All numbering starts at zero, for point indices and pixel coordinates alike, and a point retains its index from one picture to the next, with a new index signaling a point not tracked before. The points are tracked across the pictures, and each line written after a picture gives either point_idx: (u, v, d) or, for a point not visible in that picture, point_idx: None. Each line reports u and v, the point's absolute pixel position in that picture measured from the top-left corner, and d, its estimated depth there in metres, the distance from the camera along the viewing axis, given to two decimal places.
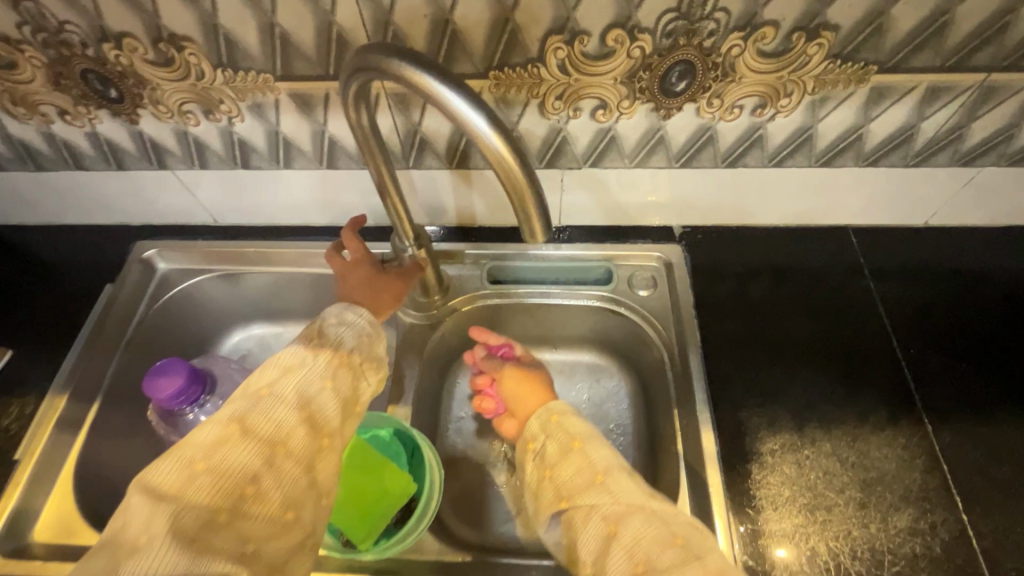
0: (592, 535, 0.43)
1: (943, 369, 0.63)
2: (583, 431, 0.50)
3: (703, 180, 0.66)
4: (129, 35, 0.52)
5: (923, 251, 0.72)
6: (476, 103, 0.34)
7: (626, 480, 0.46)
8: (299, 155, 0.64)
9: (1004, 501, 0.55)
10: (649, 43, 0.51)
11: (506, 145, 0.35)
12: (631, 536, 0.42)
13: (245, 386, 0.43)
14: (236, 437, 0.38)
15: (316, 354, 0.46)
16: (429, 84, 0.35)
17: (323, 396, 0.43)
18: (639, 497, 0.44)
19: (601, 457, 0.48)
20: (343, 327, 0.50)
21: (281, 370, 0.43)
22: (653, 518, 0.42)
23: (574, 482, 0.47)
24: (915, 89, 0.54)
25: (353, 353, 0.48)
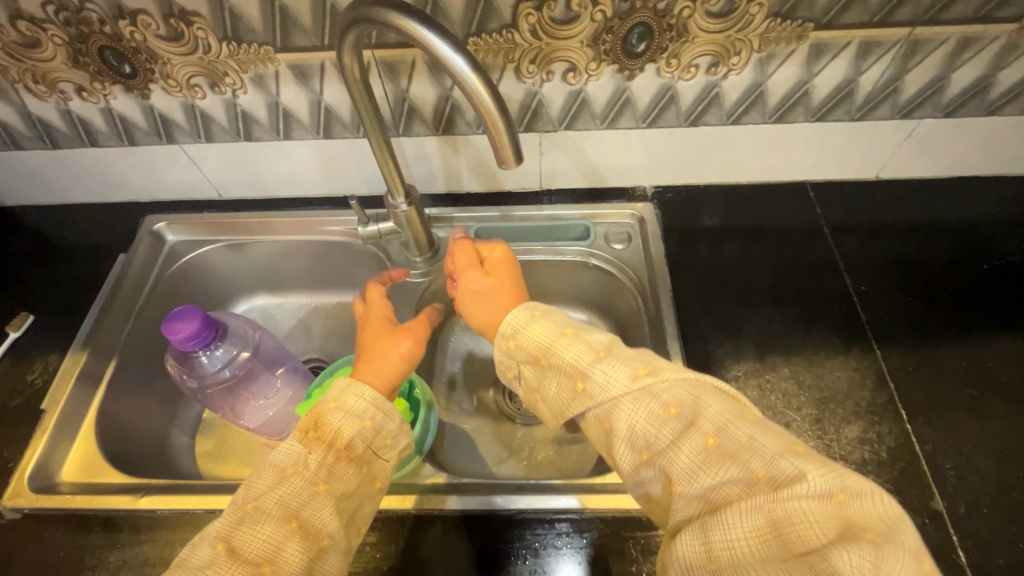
0: (599, 433, 0.47)
1: (892, 303, 0.69)
2: (542, 342, 0.50)
3: (669, 139, 0.72)
4: (142, 11, 0.57)
5: (874, 201, 0.78)
6: (457, 48, 0.40)
7: (606, 370, 0.46)
8: (298, 125, 0.70)
9: (944, 413, 0.61)
10: (609, 7, 0.57)
11: (483, 83, 0.40)
12: (627, 426, 0.43)
13: (242, 487, 0.46)
14: (221, 559, 0.42)
15: (312, 451, 0.47)
16: (415, 30, 0.40)
17: (314, 503, 0.45)
18: (622, 385, 0.45)
19: (570, 363, 0.48)
20: (344, 412, 0.49)
21: (275, 476, 0.46)
22: (642, 397, 0.43)
23: (561, 397, 0.48)
24: (850, 45, 0.60)
25: (355, 443, 0.49)
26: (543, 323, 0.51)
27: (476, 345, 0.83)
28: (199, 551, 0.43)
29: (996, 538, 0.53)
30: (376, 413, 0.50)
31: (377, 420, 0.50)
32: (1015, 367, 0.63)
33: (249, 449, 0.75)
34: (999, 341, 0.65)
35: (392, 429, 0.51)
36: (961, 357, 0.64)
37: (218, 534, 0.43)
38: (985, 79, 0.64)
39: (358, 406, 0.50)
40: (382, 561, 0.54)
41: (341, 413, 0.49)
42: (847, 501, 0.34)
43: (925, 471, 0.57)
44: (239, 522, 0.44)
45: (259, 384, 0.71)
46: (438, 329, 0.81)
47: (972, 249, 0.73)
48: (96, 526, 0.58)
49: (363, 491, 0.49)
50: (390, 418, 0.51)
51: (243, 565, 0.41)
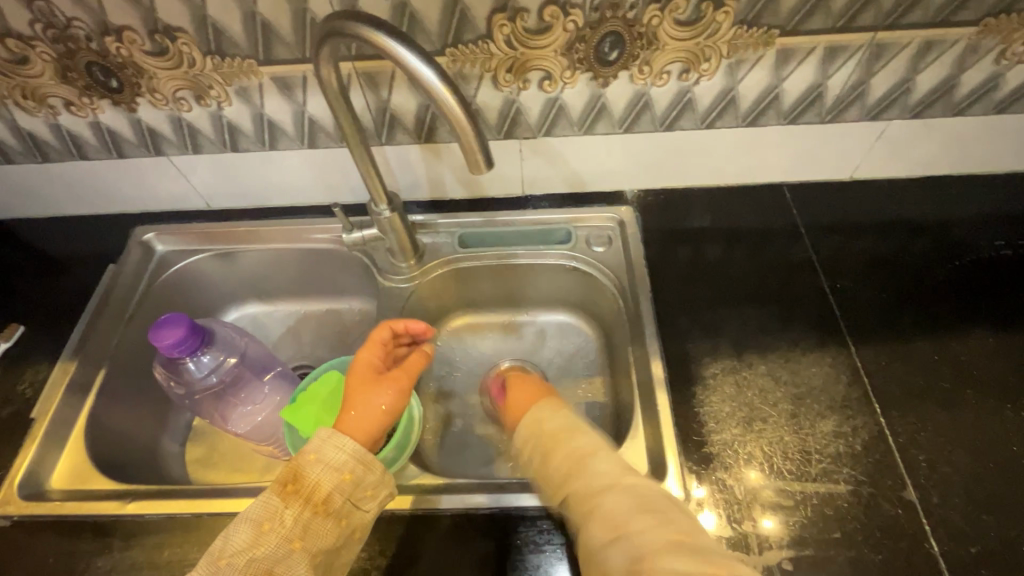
0: (580, 519, 0.47)
1: (866, 300, 0.71)
2: (578, 421, 0.55)
3: (647, 144, 0.74)
4: (127, 28, 0.59)
5: (849, 201, 0.80)
6: (426, 60, 0.42)
7: (609, 462, 0.50)
8: (283, 136, 0.72)
9: (917, 406, 0.62)
10: (581, 17, 0.58)
11: (451, 93, 0.42)
12: (608, 508, 0.45)
13: (218, 539, 0.46)
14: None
15: (289, 507, 0.47)
16: (386, 44, 0.42)
17: (289, 560, 0.45)
18: (623, 472, 0.49)
19: (581, 448, 0.51)
20: (321, 465, 0.48)
21: (251, 532, 0.45)
22: (626, 489, 0.46)
23: (570, 461, 0.50)
24: (816, 50, 0.62)
25: (333, 495, 0.48)
26: (564, 415, 0.56)
27: (463, 349, 0.84)
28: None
29: (967, 527, 0.55)
30: (356, 466, 0.49)
31: (358, 473, 0.49)
32: (987, 360, 0.65)
33: (240, 455, 0.76)
34: (971, 334, 0.67)
35: (372, 480, 0.50)
36: (934, 350, 0.66)
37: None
38: (950, 81, 0.66)
39: (337, 458, 0.49)
40: (367, 562, 0.55)
41: (321, 466, 0.48)
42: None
43: (898, 463, 0.58)
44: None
45: (248, 389, 0.72)
46: None
47: (945, 246, 0.75)
48: (85, 533, 0.59)
49: (341, 546, 0.48)
50: (371, 470, 0.50)
51: None
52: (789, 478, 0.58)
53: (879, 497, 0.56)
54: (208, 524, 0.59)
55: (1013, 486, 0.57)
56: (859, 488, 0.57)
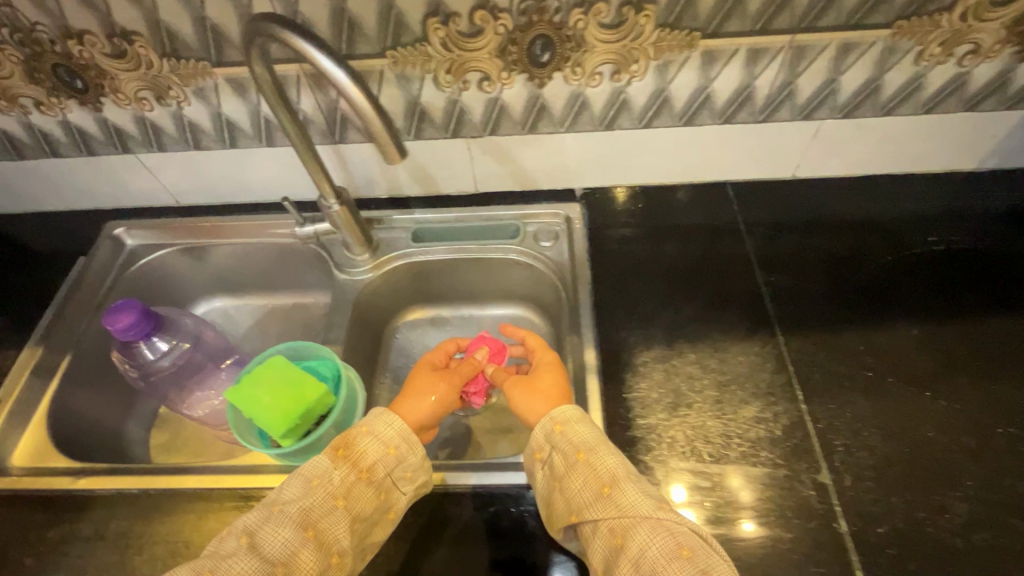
0: (604, 547, 0.48)
1: (797, 292, 0.73)
2: (587, 441, 0.53)
3: (589, 142, 0.77)
4: (87, 32, 0.63)
5: (790, 198, 0.83)
6: (339, 63, 0.45)
7: (631, 491, 0.49)
8: (241, 134, 0.75)
9: (837, 393, 0.64)
10: (510, 21, 0.62)
11: (361, 92, 0.45)
12: (638, 547, 0.46)
13: (275, 491, 0.52)
14: (242, 550, 0.47)
15: (338, 468, 0.52)
16: (303, 48, 0.45)
17: (332, 516, 0.50)
18: (647, 509, 0.48)
19: (607, 469, 0.51)
20: (371, 438, 0.55)
21: (303, 485, 0.51)
22: (660, 528, 0.47)
23: (581, 496, 0.50)
24: (739, 52, 0.65)
25: (377, 467, 0.54)
26: (590, 426, 0.55)
27: (420, 340, 0.88)
28: (226, 544, 0.48)
29: (875, 509, 0.56)
30: (401, 443, 0.55)
31: (401, 451, 0.55)
32: (911, 350, 0.66)
33: (199, 440, 0.80)
34: (896, 325, 0.69)
35: (414, 461, 0.55)
36: (860, 340, 0.68)
37: (245, 528, 0.49)
38: (873, 82, 0.69)
39: (385, 433, 0.55)
40: None
41: (370, 437, 0.54)
42: None
43: (815, 447, 0.60)
44: (265, 520, 0.49)
45: (205, 375, 0.75)
46: (382, 325, 0.86)
47: (879, 242, 0.77)
48: (37, 507, 0.62)
49: (375, 517, 0.53)
50: (413, 451, 0.55)
51: (260, 560, 0.46)
52: (708, 460, 0.60)
53: (795, 480, 0.58)
54: (153, 500, 0.62)
55: (924, 470, 0.58)
56: (776, 471, 0.59)
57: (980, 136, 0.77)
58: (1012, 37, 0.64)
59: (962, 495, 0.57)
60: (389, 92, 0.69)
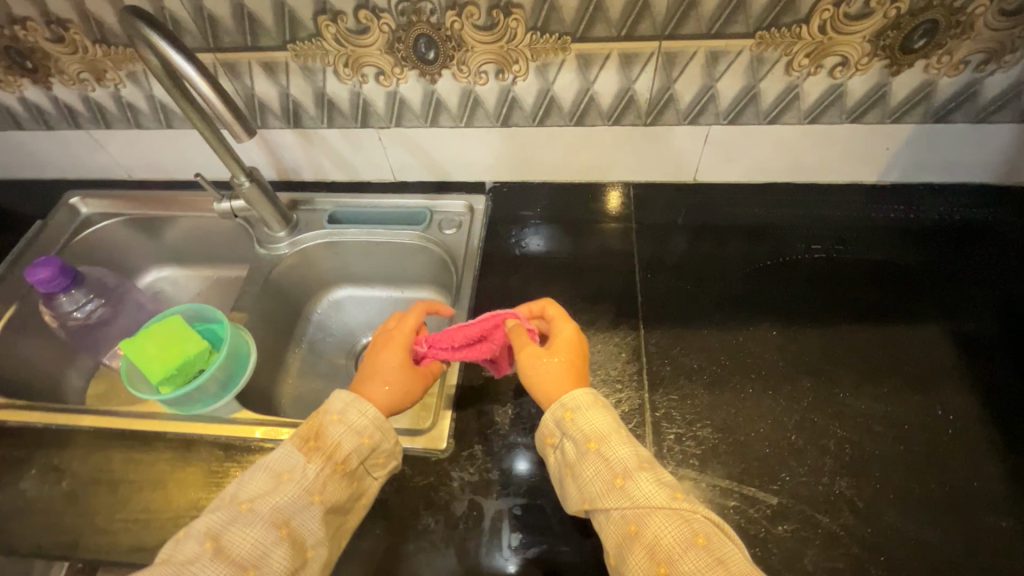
0: (618, 534, 0.48)
1: (671, 289, 0.76)
2: (598, 429, 0.52)
3: (489, 137, 0.82)
4: (29, 19, 0.72)
5: (688, 201, 0.86)
6: (188, 58, 0.55)
7: (645, 481, 0.49)
8: (174, 116, 0.83)
9: (682, 385, 0.67)
10: (391, 20, 0.67)
11: (208, 84, 0.55)
12: (653, 536, 0.46)
13: (237, 489, 0.53)
14: (208, 555, 0.48)
15: (311, 461, 0.54)
16: (158, 42, 0.55)
17: (304, 511, 0.52)
18: (660, 499, 0.47)
19: (618, 459, 0.50)
20: (344, 428, 0.56)
21: (273, 480, 0.53)
22: (675, 517, 0.46)
23: (593, 486, 0.50)
24: (611, 56, 0.69)
25: (351, 458, 0.56)
26: (603, 412, 0.54)
27: (338, 317, 0.94)
28: (185, 548, 0.49)
29: (690, 493, 0.59)
30: (375, 431, 0.57)
31: (375, 439, 0.57)
32: (762, 350, 0.69)
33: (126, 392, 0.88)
34: (757, 326, 0.71)
35: (386, 448, 0.58)
36: (717, 339, 0.71)
37: (206, 531, 0.50)
38: (749, 90, 0.71)
39: (359, 423, 0.57)
40: (175, 475, 0.65)
41: (343, 427, 0.56)
42: None
43: (648, 433, 0.63)
44: (231, 521, 0.50)
45: None
46: (301, 300, 0.93)
47: (763, 248, 0.80)
48: None
49: (349, 505, 0.56)
50: (387, 438, 0.58)
51: (230, 563, 0.48)
52: None
53: None
54: (55, 435, 0.69)
55: (744, 464, 0.60)
56: None
57: (875, 150, 0.78)
58: (877, 50, 0.66)
59: (777, 489, 0.59)
60: (297, 83, 0.76)
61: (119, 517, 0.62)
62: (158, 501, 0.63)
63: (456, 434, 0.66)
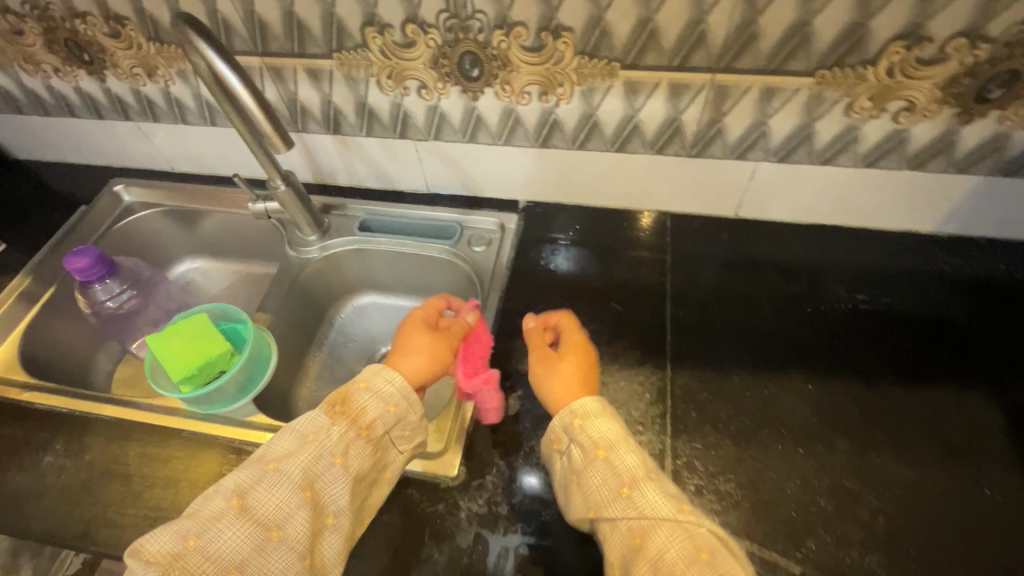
0: (623, 545, 0.48)
1: (701, 329, 0.73)
2: (606, 438, 0.53)
3: (526, 157, 0.80)
4: (89, 14, 0.74)
5: (726, 236, 0.82)
6: (233, 68, 0.57)
7: (651, 492, 0.49)
8: (219, 115, 0.85)
9: (706, 433, 0.64)
10: (438, 36, 0.66)
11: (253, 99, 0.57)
12: (655, 548, 0.45)
13: (267, 450, 0.55)
14: (234, 511, 0.50)
15: (337, 424, 0.56)
16: (203, 49, 0.56)
17: (329, 473, 0.54)
18: (665, 510, 0.47)
19: (624, 468, 0.51)
20: (370, 395, 0.59)
21: (299, 440, 0.55)
22: (679, 530, 0.46)
23: (600, 493, 0.50)
24: (660, 86, 0.66)
25: (375, 426, 0.58)
26: (612, 421, 0.55)
27: (360, 323, 0.94)
28: (214, 502, 0.51)
29: None
30: (401, 402, 0.60)
31: (400, 409, 0.59)
32: (795, 404, 0.66)
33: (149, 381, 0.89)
34: (791, 377, 0.68)
35: (411, 420, 0.60)
36: (747, 386, 0.67)
37: (235, 488, 0.52)
38: (804, 129, 0.68)
39: (384, 391, 0.60)
40: (188, 474, 0.65)
41: (368, 395, 0.59)
42: None
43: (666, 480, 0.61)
44: (259, 480, 0.52)
45: None
46: (325, 303, 0.93)
47: (803, 292, 0.76)
48: None
49: (372, 474, 0.58)
50: (411, 411, 0.60)
51: (255, 522, 0.50)
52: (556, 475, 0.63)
53: None
54: (78, 420, 0.71)
55: (766, 525, 0.57)
56: None
57: (932, 199, 0.73)
58: (948, 97, 0.62)
59: (799, 557, 0.55)
60: (339, 91, 0.76)
61: (129, 511, 0.63)
62: (169, 499, 0.63)
63: (468, 460, 0.65)
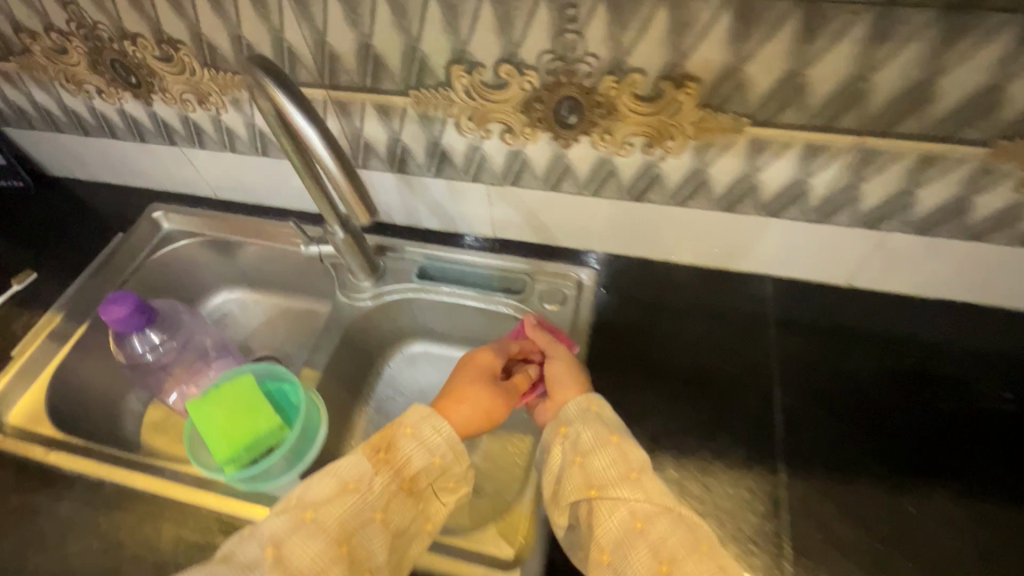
0: (618, 527, 0.48)
1: (815, 422, 0.63)
2: (617, 425, 0.55)
3: (613, 209, 0.71)
4: (141, 36, 0.66)
5: (836, 307, 0.72)
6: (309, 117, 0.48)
7: (658, 482, 0.50)
8: (272, 145, 0.77)
9: (834, 560, 0.54)
10: (536, 78, 0.57)
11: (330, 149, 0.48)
12: (658, 534, 0.47)
13: (300, 494, 0.49)
14: (267, 565, 0.45)
15: (378, 473, 0.50)
16: (276, 95, 0.48)
17: (368, 528, 0.48)
18: (671, 500, 0.49)
19: (637, 454, 0.52)
20: (416, 442, 0.52)
21: (339, 488, 0.49)
22: (680, 521, 0.48)
23: (607, 473, 0.51)
24: (793, 146, 0.57)
25: (419, 476, 0.52)
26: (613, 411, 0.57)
27: (411, 375, 0.85)
28: (250, 548, 0.46)
29: None
30: (448, 453, 0.53)
31: (446, 460, 0.53)
32: (936, 529, 0.56)
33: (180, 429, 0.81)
34: (929, 494, 0.58)
35: (456, 472, 0.53)
36: (877, 502, 0.57)
37: (270, 536, 0.47)
38: (959, 201, 0.58)
39: (431, 440, 0.53)
40: None
41: (415, 442, 0.52)
42: None
43: None
44: (295, 529, 0.47)
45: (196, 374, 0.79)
46: (375, 353, 0.84)
47: (932, 382, 0.66)
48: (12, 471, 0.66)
49: (412, 528, 0.51)
50: (458, 463, 0.53)
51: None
52: None
53: None
54: (109, 491, 0.63)
55: None
56: None
57: None
58: None
59: None
60: (411, 129, 0.67)
61: None
62: None
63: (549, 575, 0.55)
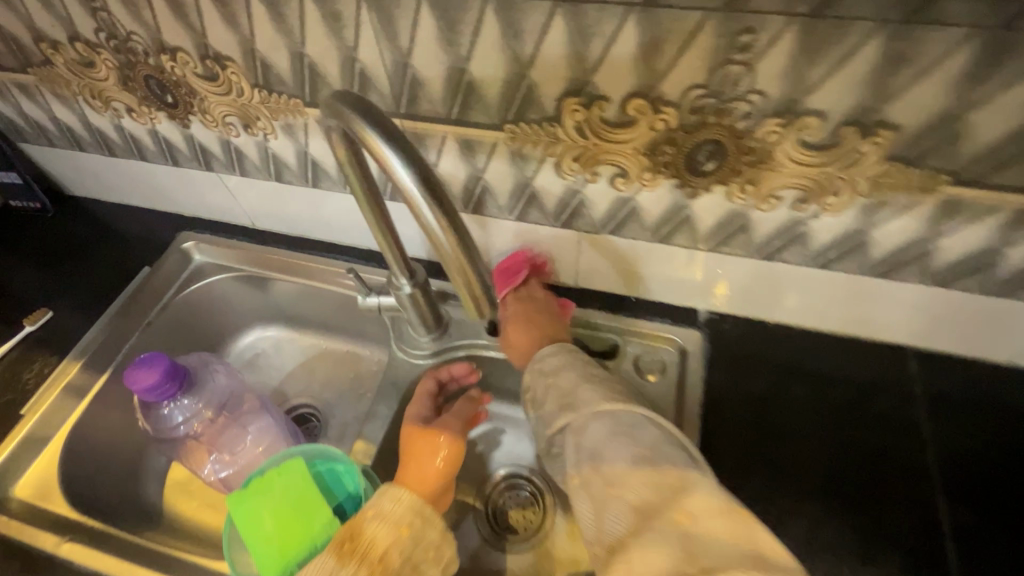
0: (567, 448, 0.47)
1: (994, 547, 0.51)
2: (556, 364, 0.55)
3: (733, 267, 0.59)
4: (182, 50, 0.56)
5: (1000, 390, 0.59)
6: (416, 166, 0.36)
7: (591, 394, 0.49)
8: (325, 177, 0.66)
9: None
10: (673, 117, 0.46)
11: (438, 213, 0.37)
12: (592, 441, 0.45)
13: None
14: None
15: (346, 566, 0.44)
16: (374, 142, 0.37)
17: None
18: (598, 402, 0.48)
19: (568, 380, 0.52)
20: (379, 520, 0.46)
21: None
22: (610, 418, 0.46)
23: (550, 409, 0.51)
24: (996, 211, 0.45)
25: (392, 554, 0.45)
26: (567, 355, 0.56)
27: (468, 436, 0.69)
28: None
29: None
30: (415, 519, 0.47)
31: (415, 527, 0.47)
32: None
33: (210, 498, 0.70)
34: None
35: (432, 537, 0.47)
36: None
37: None
38: None
39: (393, 511, 0.47)
40: None
41: (377, 521, 0.46)
42: (751, 521, 0.37)
43: None
44: None
45: (228, 437, 0.69)
46: None
47: None
48: (18, 563, 0.56)
49: None
50: (429, 526, 0.47)
51: None
52: None
53: None
54: None
55: None
56: None
57: None
58: None
59: None
60: (497, 168, 0.56)
61: None
62: None
63: None
